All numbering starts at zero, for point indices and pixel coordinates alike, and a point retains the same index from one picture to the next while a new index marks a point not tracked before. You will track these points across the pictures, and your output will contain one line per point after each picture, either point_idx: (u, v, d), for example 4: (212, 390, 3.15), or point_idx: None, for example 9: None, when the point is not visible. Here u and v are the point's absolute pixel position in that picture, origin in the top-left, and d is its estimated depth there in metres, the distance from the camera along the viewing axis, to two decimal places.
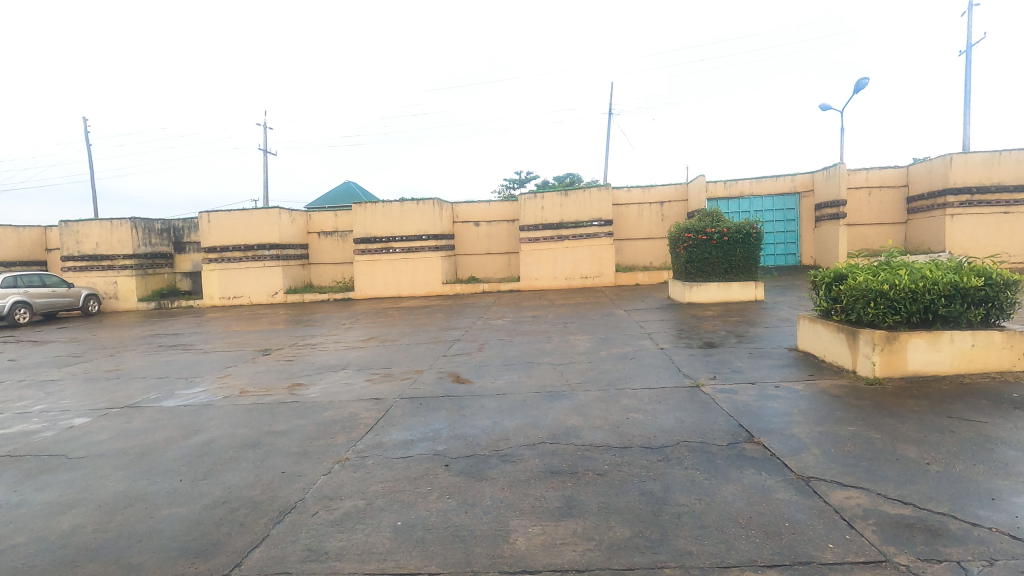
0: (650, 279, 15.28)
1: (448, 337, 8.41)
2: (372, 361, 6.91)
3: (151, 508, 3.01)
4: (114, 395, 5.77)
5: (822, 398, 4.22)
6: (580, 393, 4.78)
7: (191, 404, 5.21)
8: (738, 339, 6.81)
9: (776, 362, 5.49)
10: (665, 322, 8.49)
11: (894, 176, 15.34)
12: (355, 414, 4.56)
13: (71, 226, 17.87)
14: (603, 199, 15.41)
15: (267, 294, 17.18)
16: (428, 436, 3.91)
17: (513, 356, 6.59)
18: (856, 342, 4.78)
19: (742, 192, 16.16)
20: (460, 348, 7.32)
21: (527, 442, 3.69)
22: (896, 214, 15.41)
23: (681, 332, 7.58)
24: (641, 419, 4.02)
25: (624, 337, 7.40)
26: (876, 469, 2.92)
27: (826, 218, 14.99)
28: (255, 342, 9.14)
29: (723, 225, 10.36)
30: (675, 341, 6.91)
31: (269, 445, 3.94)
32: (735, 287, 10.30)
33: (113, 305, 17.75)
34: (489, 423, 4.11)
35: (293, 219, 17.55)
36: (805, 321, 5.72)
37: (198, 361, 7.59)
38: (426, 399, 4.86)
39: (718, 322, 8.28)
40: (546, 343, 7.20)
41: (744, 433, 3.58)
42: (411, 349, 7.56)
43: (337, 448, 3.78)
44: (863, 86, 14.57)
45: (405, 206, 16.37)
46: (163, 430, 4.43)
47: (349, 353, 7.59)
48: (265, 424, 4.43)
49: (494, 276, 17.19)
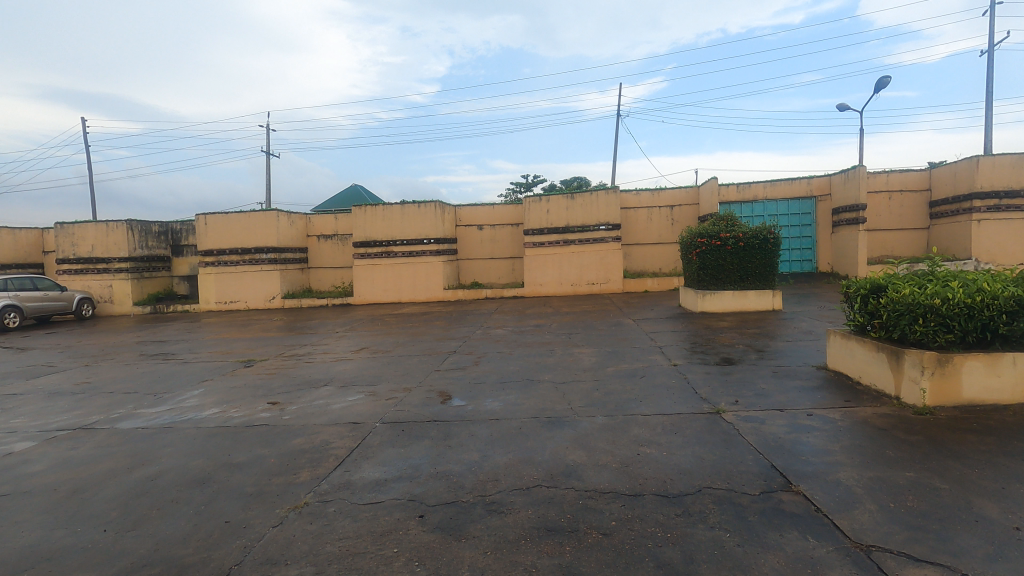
0: (660, 286, 14.68)
1: (444, 349, 7.84)
2: (358, 376, 6.36)
3: (56, 572, 2.46)
4: (72, 414, 5.26)
5: (864, 431, 3.63)
6: (584, 419, 4.22)
7: (149, 427, 4.67)
8: (759, 355, 6.20)
9: (805, 384, 4.89)
10: (678, 334, 7.89)
11: (916, 179, 14.67)
12: (328, 443, 4.01)
13: (67, 228, 17.53)
14: (611, 203, 14.85)
15: (263, 299, 16.73)
16: (405, 474, 3.35)
17: (512, 372, 6.04)
18: (900, 364, 4.19)
19: (756, 196, 15.53)
20: (455, 362, 6.77)
21: (519, 484, 3.13)
22: (917, 219, 14.73)
23: (695, 345, 6.99)
24: (655, 455, 3.45)
25: (633, 351, 6.81)
26: (953, 536, 2.33)
27: (844, 223, 14.33)
28: (240, 352, 8.63)
29: (739, 230, 9.76)
30: (689, 357, 6.33)
31: (221, 482, 3.39)
32: (751, 295, 9.69)
33: (108, 309, 17.37)
34: (477, 458, 3.56)
35: (292, 222, 17.09)
36: (836, 337, 5.14)
37: (176, 373, 7.09)
38: (410, 425, 4.30)
39: (735, 334, 7.67)
40: (549, 357, 6.62)
41: (779, 477, 3.00)
42: (402, 362, 7.01)
43: (297, 488, 3.23)
44: (885, 85, 13.91)
45: (406, 209, 15.89)
46: (109, 460, 3.90)
47: (336, 365, 7.04)
48: (224, 454, 3.89)
49: (497, 281, 16.62)
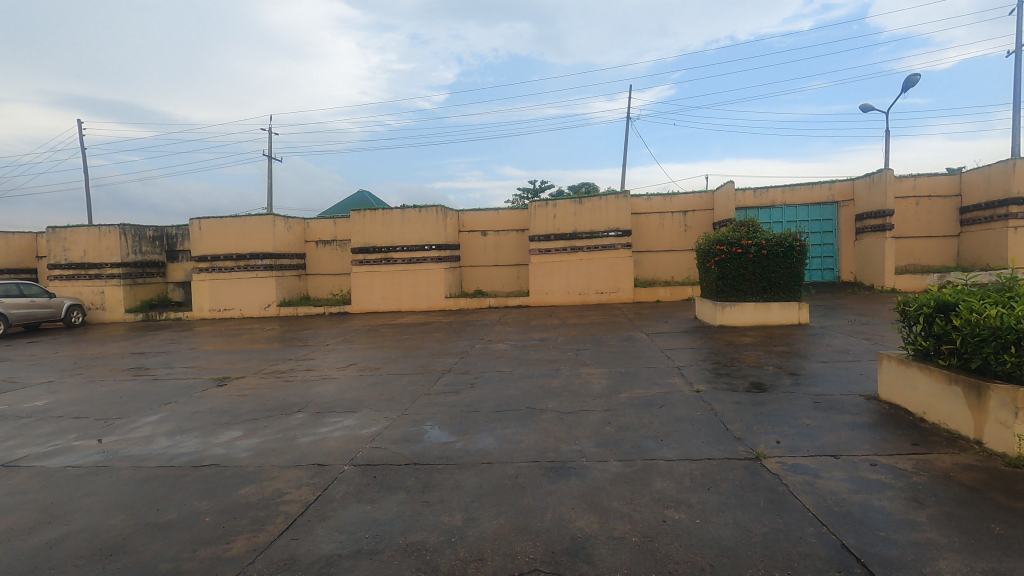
0: (672, 295, 13.90)
1: (437, 366, 7.10)
2: (338, 399, 5.65)
3: None
4: (3, 445, 4.57)
5: (951, 492, 2.86)
6: (594, 465, 3.47)
7: (82, 466, 3.97)
8: (794, 379, 5.43)
9: (856, 420, 4.12)
10: (697, 352, 7.12)
11: (945, 184, 13.82)
12: (283, 493, 3.29)
13: (60, 233, 17.03)
14: (621, 207, 14.10)
15: (258, 307, 16.12)
16: (367, 547, 2.61)
17: (511, 397, 5.31)
18: (983, 402, 3.46)
19: (774, 201, 14.69)
20: (448, 383, 6.04)
21: (511, 568, 2.38)
22: (947, 226, 13.87)
23: (718, 366, 6.21)
24: (686, 524, 2.70)
25: (648, 372, 6.05)
26: None
27: (870, 229, 13.52)
28: (218, 368, 7.94)
29: (762, 237, 8.97)
30: (713, 380, 5.57)
31: (134, 553, 2.68)
32: (774, 308, 8.91)
33: (100, 317, 16.82)
34: (460, 522, 2.82)
35: (289, 227, 16.49)
36: (893, 363, 4.38)
37: (141, 393, 6.41)
38: (383, 470, 3.56)
39: (761, 353, 6.90)
40: (553, 380, 5.88)
41: (856, 567, 2.25)
42: (390, 383, 6.28)
43: (224, 568, 2.50)
44: (914, 83, 13.08)
45: (406, 214, 15.22)
46: (12, 514, 3.19)
47: (318, 386, 6.34)
48: (151, 509, 3.17)
49: (501, 290, 15.90)
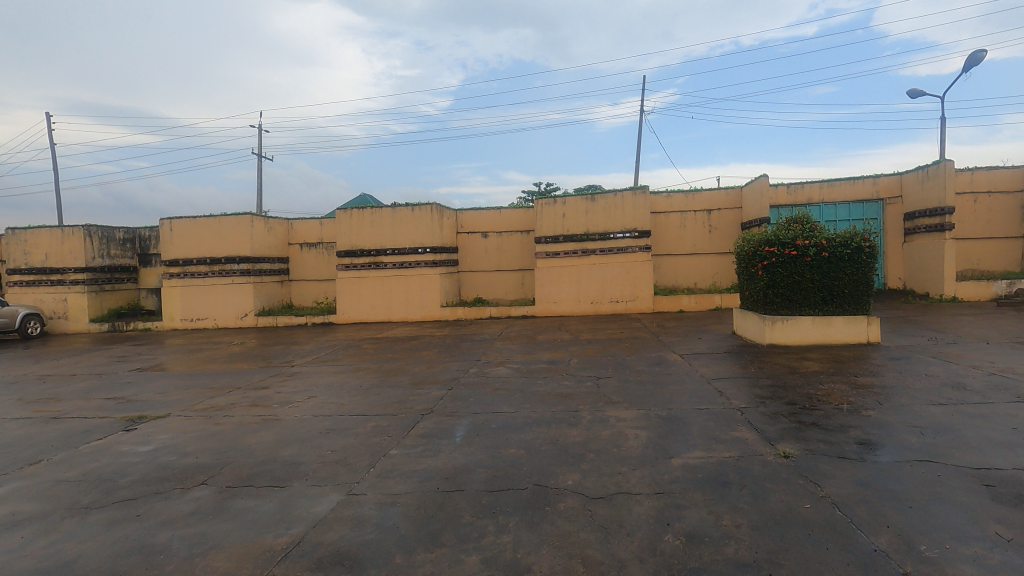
0: (698, 305, 12.25)
1: (417, 402, 5.45)
2: (270, 458, 4.01)
3: None
4: None
5: None
6: None
7: None
8: (921, 436, 3.76)
9: None
10: (755, 384, 5.47)
11: (1008, 178, 12.12)
12: None
13: (19, 234, 15.51)
14: (638, 205, 12.46)
15: (234, 317, 14.53)
16: None
17: (511, 461, 3.66)
18: None
19: (811, 199, 13.00)
20: (427, 433, 4.38)
21: None
22: (1011, 226, 12.16)
23: (796, 409, 4.55)
24: None
25: (701, 418, 4.41)
26: None
27: (923, 230, 11.84)
28: (146, 400, 6.31)
29: (821, 235, 7.31)
30: (800, 435, 3.90)
31: None
32: (837, 324, 7.25)
33: (62, 327, 15.28)
34: None
35: (270, 228, 14.94)
36: None
37: (16, 441, 4.77)
38: None
39: (844, 387, 5.23)
40: (572, 430, 4.24)
41: None
42: (348, 429, 4.64)
43: None
44: (979, 61, 11.39)
45: (398, 212, 13.63)
46: None
47: (252, 433, 4.69)
48: None
49: (504, 298, 14.27)
